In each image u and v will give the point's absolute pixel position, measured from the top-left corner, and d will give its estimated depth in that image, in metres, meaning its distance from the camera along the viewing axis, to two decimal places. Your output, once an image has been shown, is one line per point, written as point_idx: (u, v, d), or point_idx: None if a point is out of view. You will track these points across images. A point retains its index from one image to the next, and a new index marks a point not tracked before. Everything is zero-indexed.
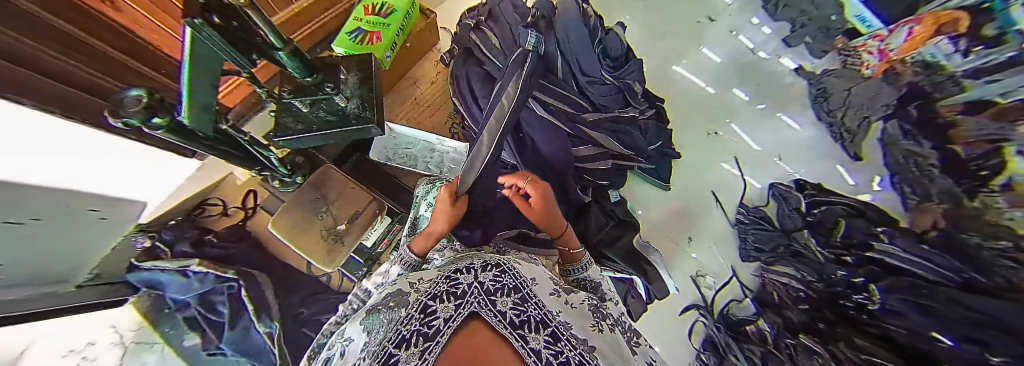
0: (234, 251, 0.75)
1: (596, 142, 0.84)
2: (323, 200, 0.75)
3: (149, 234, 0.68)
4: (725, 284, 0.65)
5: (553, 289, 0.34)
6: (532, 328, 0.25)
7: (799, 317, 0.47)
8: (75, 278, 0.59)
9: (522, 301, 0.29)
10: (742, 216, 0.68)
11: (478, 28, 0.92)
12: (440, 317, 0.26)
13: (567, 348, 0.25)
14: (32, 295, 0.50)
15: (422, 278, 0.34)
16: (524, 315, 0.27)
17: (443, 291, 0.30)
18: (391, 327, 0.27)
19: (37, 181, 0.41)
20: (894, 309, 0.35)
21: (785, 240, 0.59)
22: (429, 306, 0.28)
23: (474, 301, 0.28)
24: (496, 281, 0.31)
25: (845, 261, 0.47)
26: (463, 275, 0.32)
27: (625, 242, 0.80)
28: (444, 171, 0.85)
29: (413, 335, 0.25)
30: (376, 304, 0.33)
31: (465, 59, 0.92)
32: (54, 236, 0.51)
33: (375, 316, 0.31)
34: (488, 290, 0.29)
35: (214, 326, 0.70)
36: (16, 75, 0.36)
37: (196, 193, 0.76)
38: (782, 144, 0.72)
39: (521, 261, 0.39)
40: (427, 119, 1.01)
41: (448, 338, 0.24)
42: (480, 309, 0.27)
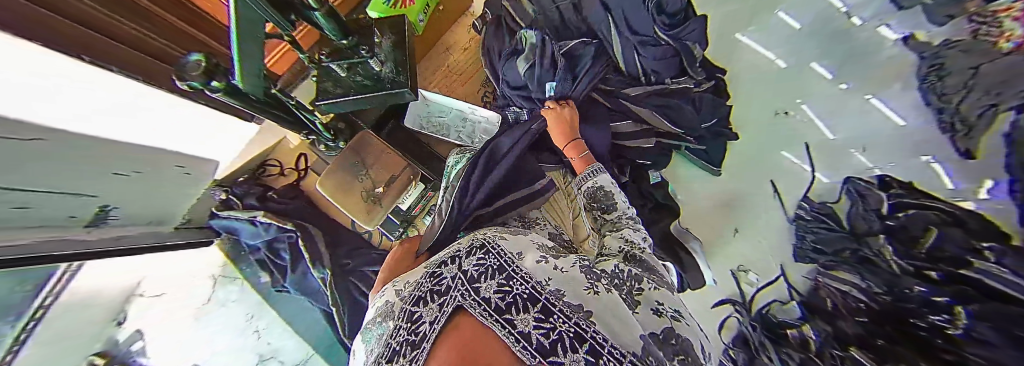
0: (289, 207, 0.81)
1: (639, 118, 0.77)
2: (362, 164, 0.79)
3: (223, 188, 0.78)
4: (771, 281, 0.63)
5: (542, 256, 0.30)
6: (519, 305, 0.21)
7: (853, 329, 0.45)
8: (172, 221, 0.71)
9: (509, 278, 0.25)
10: (804, 212, 0.61)
11: None
12: (424, 323, 0.23)
13: (561, 320, 0.20)
14: (135, 231, 0.60)
15: (411, 281, 0.32)
16: (510, 294, 0.23)
17: (427, 292, 0.27)
18: (387, 347, 0.25)
19: (97, 132, 0.46)
20: (984, 339, 0.31)
21: (852, 244, 0.51)
22: (415, 314, 0.25)
23: (455, 295, 0.24)
24: (477, 265, 0.27)
25: (927, 276, 0.40)
26: (445, 268, 0.29)
27: (661, 226, 0.75)
28: (475, 141, 0.85)
29: (403, 351, 0.22)
30: (378, 315, 0.32)
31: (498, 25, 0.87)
32: (148, 185, 0.60)
33: (378, 333, 0.29)
34: (470, 277, 0.26)
35: (279, 269, 0.80)
36: (101, 44, 0.40)
37: (258, 154, 0.83)
38: (864, 133, 0.57)
39: (507, 233, 0.35)
40: (460, 89, 0.99)
41: (432, 341, 0.21)
42: (461, 301, 0.23)
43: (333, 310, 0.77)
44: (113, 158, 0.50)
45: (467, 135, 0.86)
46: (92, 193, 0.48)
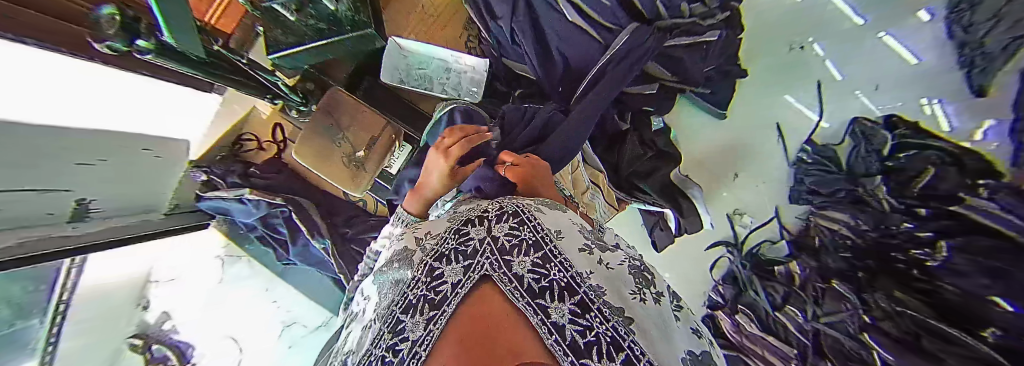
0: (276, 181, 0.78)
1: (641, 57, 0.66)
2: (338, 127, 0.74)
3: (203, 169, 0.73)
4: (764, 224, 0.69)
5: (582, 245, 0.27)
6: (556, 298, 0.20)
7: (837, 264, 0.49)
8: (160, 207, 0.66)
9: (545, 261, 0.23)
10: (805, 155, 0.63)
11: None
12: (448, 283, 0.22)
13: (599, 320, 0.19)
14: (132, 221, 0.57)
15: (431, 227, 0.30)
16: (545, 280, 0.21)
17: (450, 248, 0.25)
18: (398, 287, 0.24)
19: (44, 121, 0.40)
20: (961, 270, 0.35)
21: (847, 185, 0.54)
22: (436, 268, 0.23)
23: (485, 262, 0.22)
24: (511, 236, 0.25)
25: (917, 213, 0.43)
26: (473, 227, 0.26)
27: (662, 174, 0.70)
28: (463, 94, 0.73)
29: (417, 299, 0.21)
30: (388, 257, 0.30)
31: None
32: (120, 171, 0.55)
33: (387, 271, 0.28)
34: (502, 248, 0.24)
35: (280, 243, 0.79)
36: (33, 18, 0.32)
37: (228, 131, 0.78)
38: (877, 74, 0.65)
39: (542, 206, 0.32)
40: (437, 35, 0.80)
41: (456, 306, 0.19)
42: (495, 273, 0.21)
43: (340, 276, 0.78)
44: (70, 148, 0.45)
45: (452, 88, 0.74)
46: (64, 187, 0.45)
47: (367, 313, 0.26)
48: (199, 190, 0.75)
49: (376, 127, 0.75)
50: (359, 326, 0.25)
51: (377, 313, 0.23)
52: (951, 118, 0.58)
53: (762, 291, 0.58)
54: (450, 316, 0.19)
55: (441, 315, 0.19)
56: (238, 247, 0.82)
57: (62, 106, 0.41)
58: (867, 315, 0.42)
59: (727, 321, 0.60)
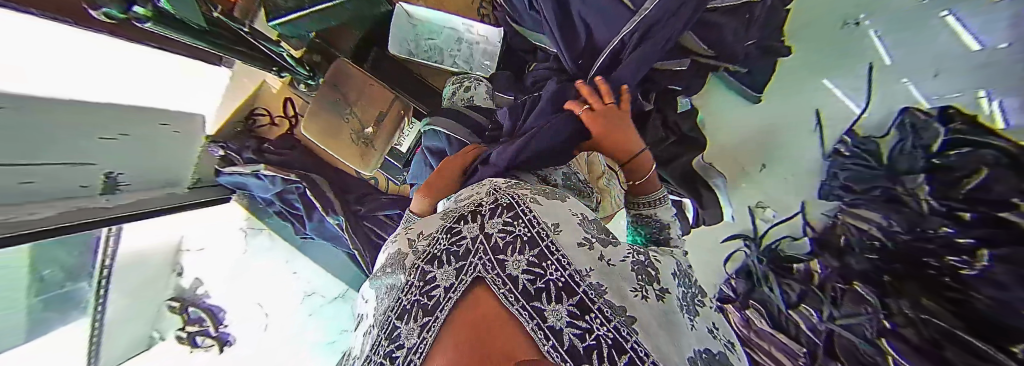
0: (290, 158, 0.80)
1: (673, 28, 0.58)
2: (347, 102, 0.73)
3: (220, 144, 0.75)
4: (787, 218, 0.65)
5: (582, 238, 0.25)
6: (554, 298, 0.18)
7: (860, 266, 0.45)
8: (183, 182, 0.68)
9: (541, 259, 0.21)
10: (843, 147, 0.55)
11: None
12: (438, 287, 0.20)
13: (600, 321, 0.17)
14: (154, 193, 0.59)
15: (424, 228, 0.28)
16: (542, 281, 0.19)
17: (441, 250, 0.23)
18: (393, 295, 0.23)
19: (55, 99, 0.40)
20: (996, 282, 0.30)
21: (886, 183, 0.46)
22: (427, 271, 0.22)
23: (477, 262, 0.21)
24: (505, 234, 0.23)
25: (959, 219, 0.35)
26: (466, 224, 0.25)
27: (683, 162, 0.66)
28: (475, 67, 0.70)
29: (410, 307, 0.20)
30: (385, 260, 0.29)
31: None
32: (145, 146, 0.57)
33: (384, 276, 0.27)
34: (495, 246, 0.22)
35: (297, 217, 0.81)
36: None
37: (244, 103, 0.80)
38: (940, 54, 0.47)
39: (541, 194, 0.29)
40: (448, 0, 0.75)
41: (448, 311, 0.18)
42: (486, 273, 0.20)
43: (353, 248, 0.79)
44: (91, 120, 0.45)
45: (464, 63, 0.70)
46: (91, 160, 0.46)
47: (368, 319, 0.26)
48: (218, 164, 0.76)
49: (385, 101, 0.75)
50: (361, 336, 0.25)
51: (376, 322, 0.23)
52: (1006, 115, 0.38)
53: (778, 289, 0.57)
54: (441, 323, 0.17)
55: (432, 323, 0.17)
56: (258, 220, 0.86)
57: (64, 78, 0.41)
58: (887, 321, 0.40)
59: (737, 315, 0.61)
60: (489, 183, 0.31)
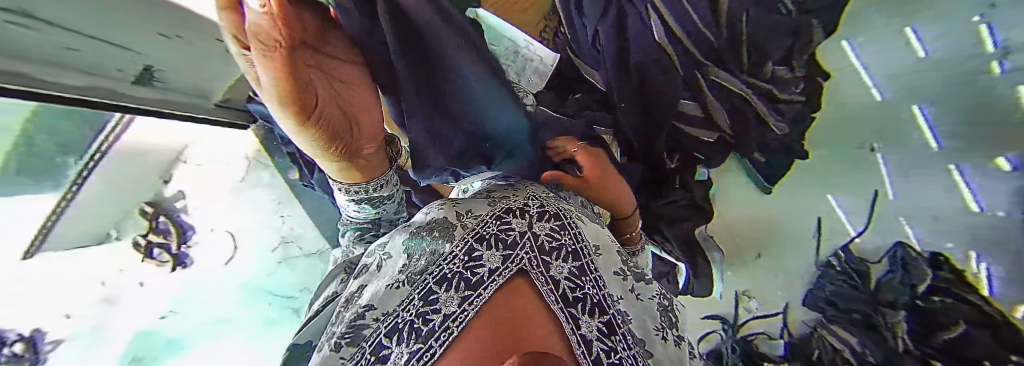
0: None
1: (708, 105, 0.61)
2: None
3: None
4: (770, 314, 0.61)
5: (618, 269, 0.30)
6: (587, 309, 0.23)
7: None
8: (212, 97, 0.68)
9: (578, 273, 0.26)
10: (836, 262, 0.53)
11: None
12: (485, 266, 0.25)
13: (623, 344, 0.23)
14: (176, 100, 0.59)
15: (470, 209, 0.34)
16: (580, 291, 0.25)
17: (492, 233, 0.28)
18: (431, 258, 0.28)
19: None
20: None
21: (870, 307, 0.47)
22: (475, 249, 0.27)
23: (524, 255, 0.26)
24: (551, 240, 0.28)
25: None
26: (514, 220, 0.29)
27: (688, 227, 0.67)
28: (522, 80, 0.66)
29: (453, 275, 0.24)
30: (420, 223, 0.34)
31: None
32: (183, 56, 0.58)
33: (417, 237, 0.32)
34: (542, 247, 0.27)
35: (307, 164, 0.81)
36: None
37: None
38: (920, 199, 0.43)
39: (582, 219, 0.35)
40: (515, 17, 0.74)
41: (493, 292, 0.23)
42: (531, 269, 0.25)
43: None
44: (132, 19, 0.47)
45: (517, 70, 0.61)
46: (132, 49, 0.47)
47: (394, 266, 0.29)
48: (251, 93, 0.75)
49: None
50: (381, 281, 0.28)
51: (406, 276, 0.27)
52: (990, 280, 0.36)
53: None
54: (486, 300, 0.22)
55: (478, 298, 0.22)
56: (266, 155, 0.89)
57: None
58: None
59: None
60: (534, 186, 0.36)
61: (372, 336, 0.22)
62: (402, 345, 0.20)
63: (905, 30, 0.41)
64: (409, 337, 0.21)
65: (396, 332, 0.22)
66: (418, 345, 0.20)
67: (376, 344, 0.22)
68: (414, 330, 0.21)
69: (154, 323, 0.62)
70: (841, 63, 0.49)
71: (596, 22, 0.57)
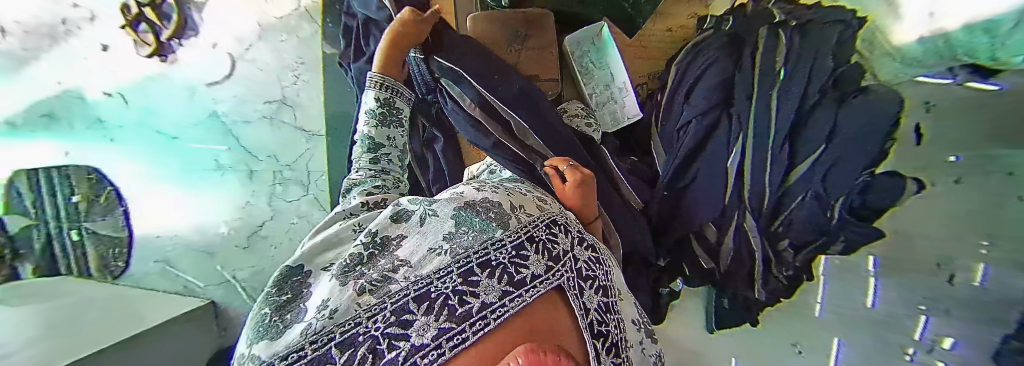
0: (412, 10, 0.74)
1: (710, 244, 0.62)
2: (523, 36, 0.68)
3: None
4: None
5: (630, 319, 0.40)
6: (607, 347, 0.32)
7: None
8: None
9: (602, 308, 0.34)
10: None
11: (784, 25, 0.51)
12: (529, 269, 0.30)
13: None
14: None
15: (523, 204, 0.37)
16: (603, 327, 0.33)
17: (543, 238, 0.34)
18: (479, 237, 0.31)
19: None
20: None
21: None
22: (524, 248, 0.31)
23: (565, 275, 0.32)
24: (588, 267, 0.36)
25: None
26: (562, 236, 0.36)
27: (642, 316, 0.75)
28: (608, 119, 0.73)
29: (499, 265, 0.29)
30: (475, 199, 0.35)
31: (731, 42, 0.59)
32: None
33: (469, 209, 0.33)
34: (581, 274, 0.34)
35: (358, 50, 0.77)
36: None
37: None
38: None
39: (608, 256, 0.42)
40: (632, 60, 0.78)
41: (531, 298, 0.28)
42: (567, 288, 0.31)
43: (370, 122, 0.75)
44: None
45: (598, 102, 0.73)
46: None
47: (441, 229, 0.31)
48: None
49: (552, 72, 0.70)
50: (426, 237, 0.31)
51: (446, 244, 0.30)
52: None
53: None
54: (524, 304, 0.28)
55: (517, 299, 0.27)
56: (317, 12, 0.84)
57: None
58: None
59: None
60: (566, 212, 0.43)
61: (399, 295, 0.25)
62: (429, 317, 0.24)
63: (869, 277, 0.41)
64: (443, 312, 0.24)
65: (425, 301, 0.25)
66: (448, 323, 0.24)
67: (402, 306, 0.25)
68: (449, 305, 0.25)
69: (98, 95, 0.85)
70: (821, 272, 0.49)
71: (694, 116, 0.60)
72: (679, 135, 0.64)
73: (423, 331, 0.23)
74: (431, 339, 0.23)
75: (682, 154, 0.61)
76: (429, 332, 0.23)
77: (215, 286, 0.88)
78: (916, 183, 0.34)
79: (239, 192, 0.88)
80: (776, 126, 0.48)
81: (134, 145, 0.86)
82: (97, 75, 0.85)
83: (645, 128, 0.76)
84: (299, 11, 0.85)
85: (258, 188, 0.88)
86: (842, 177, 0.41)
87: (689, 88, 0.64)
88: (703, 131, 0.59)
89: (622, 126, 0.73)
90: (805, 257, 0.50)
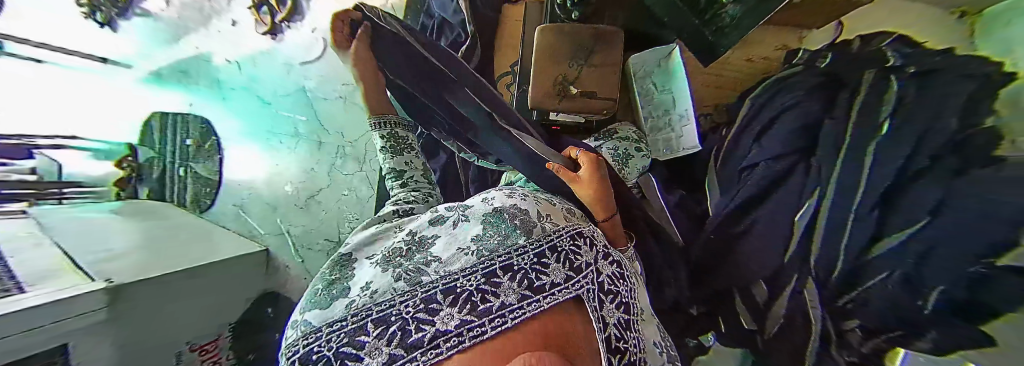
0: (486, 17, 0.80)
1: (752, 298, 0.55)
2: (591, 51, 0.68)
3: None
4: None
5: (655, 341, 0.38)
6: (623, 363, 0.30)
7: None
8: None
9: (624, 325, 0.32)
10: None
11: (899, 72, 0.42)
12: (550, 276, 0.29)
13: None
14: None
15: (550, 213, 0.35)
16: (625, 345, 0.30)
17: (567, 249, 0.31)
18: (503, 241, 0.30)
19: None
20: None
21: None
22: (546, 256, 0.30)
23: (589, 286, 0.30)
24: (611, 283, 0.33)
25: None
26: (589, 246, 0.33)
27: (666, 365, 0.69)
28: (662, 145, 0.71)
29: (520, 270, 0.28)
30: (505, 201, 0.34)
31: (825, 85, 0.52)
32: None
33: (497, 213, 0.33)
34: (604, 288, 0.31)
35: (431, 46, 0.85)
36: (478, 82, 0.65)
37: None
38: None
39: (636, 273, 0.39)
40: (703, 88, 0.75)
41: (550, 306, 0.27)
42: (588, 300, 0.29)
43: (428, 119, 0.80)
44: None
45: (654, 126, 0.71)
46: None
47: (468, 230, 0.32)
48: None
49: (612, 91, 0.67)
50: (455, 236, 0.32)
51: (472, 245, 0.30)
52: None
53: None
54: (539, 311, 0.27)
55: (534, 305, 0.27)
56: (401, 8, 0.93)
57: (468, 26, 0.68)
58: None
59: None
60: (589, 223, 0.39)
61: (429, 285, 0.28)
62: (454, 308, 0.26)
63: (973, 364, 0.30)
64: (466, 306, 0.26)
65: (451, 294, 0.27)
66: (470, 316, 0.25)
67: (431, 295, 0.27)
68: (472, 302, 0.26)
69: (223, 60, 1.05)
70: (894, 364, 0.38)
71: (764, 159, 0.55)
72: (738, 179, 0.60)
73: (448, 319, 0.25)
74: (454, 326, 0.25)
75: (744, 196, 0.56)
76: (453, 321, 0.25)
77: (272, 235, 0.99)
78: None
79: (309, 158, 0.99)
80: (866, 186, 0.40)
81: (238, 105, 1.04)
82: (228, 46, 1.06)
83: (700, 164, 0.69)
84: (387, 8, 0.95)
85: (323, 157, 0.99)
86: (944, 263, 0.30)
87: (763, 129, 0.58)
88: (770, 177, 0.53)
89: (676, 155, 0.70)
90: (875, 345, 0.40)
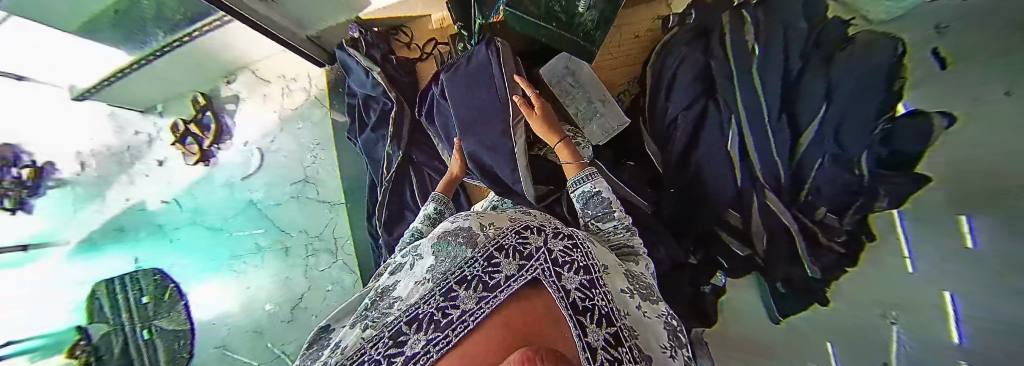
0: (402, 77, 0.86)
1: (734, 229, 0.57)
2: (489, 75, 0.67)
3: (360, 30, 0.86)
4: None
5: (626, 287, 0.38)
6: (594, 319, 0.28)
7: None
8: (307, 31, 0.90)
9: (588, 285, 0.31)
10: None
11: (746, 6, 0.53)
12: (502, 272, 0.30)
13: (626, 355, 0.29)
14: None
15: (494, 220, 0.36)
16: (590, 302, 0.29)
17: (513, 245, 0.32)
18: (455, 261, 0.32)
19: None
20: None
21: None
22: (495, 257, 0.31)
23: (540, 265, 0.30)
24: (565, 255, 0.33)
25: None
26: (534, 235, 0.33)
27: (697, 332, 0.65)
28: (597, 129, 0.74)
29: (474, 278, 0.30)
30: (449, 228, 0.37)
31: (697, 36, 0.60)
32: None
33: (443, 240, 0.35)
34: (556, 261, 0.32)
35: (361, 121, 0.88)
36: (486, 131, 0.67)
37: (396, 18, 0.89)
38: None
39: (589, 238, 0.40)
40: (609, 72, 0.81)
41: (506, 297, 0.28)
42: (544, 278, 0.30)
43: (383, 185, 0.83)
44: None
45: (584, 115, 0.74)
46: None
47: (424, 265, 0.35)
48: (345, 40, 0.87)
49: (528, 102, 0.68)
50: (414, 275, 0.35)
51: (431, 276, 0.33)
52: None
53: None
54: (498, 303, 0.28)
55: (492, 301, 0.28)
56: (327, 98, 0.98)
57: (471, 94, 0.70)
58: None
59: None
60: (542, 216, 0.40)
61: (394, 322, 0.30)
62: (420, 332, 0.27)
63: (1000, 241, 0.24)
64: (430, 326, 0.27)
65: (416, 321, 0.28)
66: (437, 333, 0.27)
67: (397, 329, 0.29)
68: (435, 320, 0.28)
69: None
70: (887, 228, 0.35)
71: (680, 110, 0.61)
72: (671, 132, 0.64)
73: (416, 343, 0.27)
74: (422, 348, 0.26)
75: (683, 145, 0.61)
76: (421, 343, 0.27)
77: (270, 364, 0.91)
78: (941, 115, 0.28)
79: (279, 268, 0.95)
80: (765, 97, 0.48)
81: None
82: None
83: (635, 133, 0.73)
84: (310, 99, 1.02)
85: (294, 262, 0.96)
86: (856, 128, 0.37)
87: (667, 87, 0.64)
88: (692, 123, 0.60)
89: (614, 133, 0.74)
90: (855, 217, 0.39)
